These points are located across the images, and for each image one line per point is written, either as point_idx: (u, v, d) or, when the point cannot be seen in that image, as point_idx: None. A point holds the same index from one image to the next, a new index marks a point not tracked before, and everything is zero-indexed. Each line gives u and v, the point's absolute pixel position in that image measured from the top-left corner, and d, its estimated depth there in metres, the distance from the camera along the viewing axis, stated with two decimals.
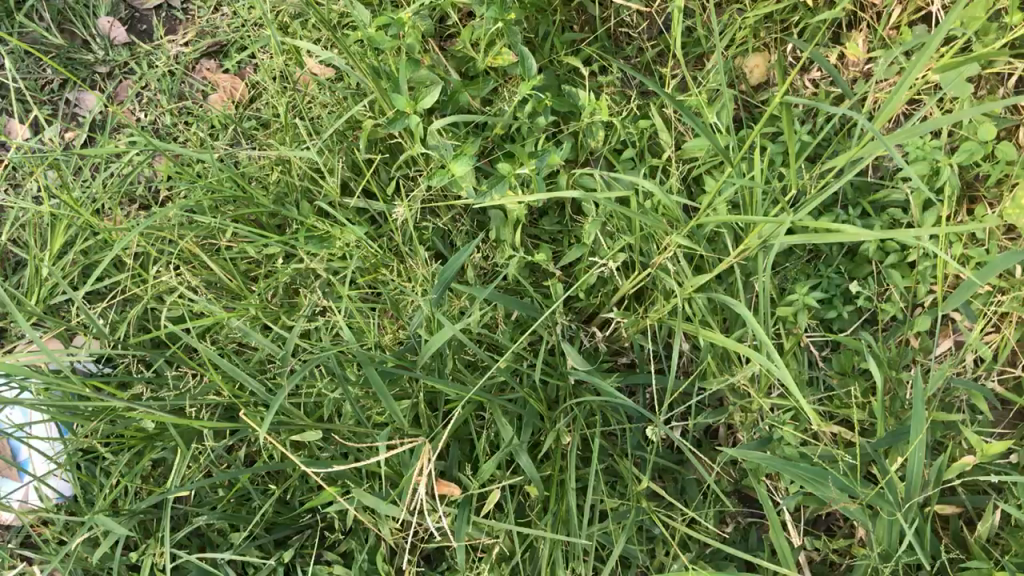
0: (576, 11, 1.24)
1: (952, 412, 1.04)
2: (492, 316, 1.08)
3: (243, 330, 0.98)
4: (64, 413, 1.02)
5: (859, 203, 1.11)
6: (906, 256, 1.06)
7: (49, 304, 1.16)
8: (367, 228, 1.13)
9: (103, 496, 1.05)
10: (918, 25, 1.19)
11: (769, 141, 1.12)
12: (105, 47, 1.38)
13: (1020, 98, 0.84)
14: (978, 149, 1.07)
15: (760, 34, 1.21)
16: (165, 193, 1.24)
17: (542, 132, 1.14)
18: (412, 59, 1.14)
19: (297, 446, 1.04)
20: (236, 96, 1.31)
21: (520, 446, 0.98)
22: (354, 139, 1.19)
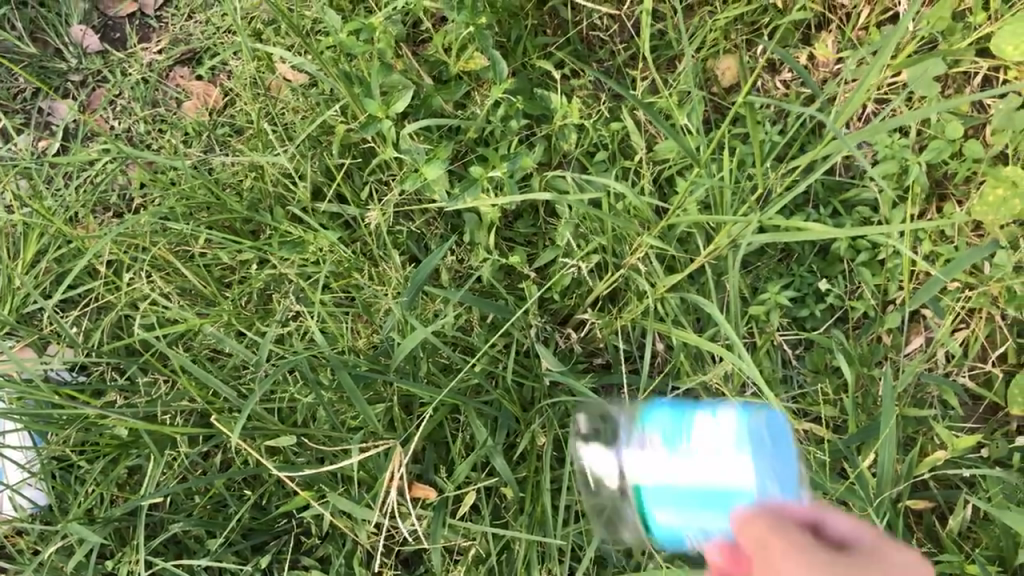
0: (548, 15, 1.24)
1: (924, 408, 1.05)
2: (468, 319, 1.07)
3: (216, 335, 1.01)
4: (38, 421, 1.03)
5: (830, 202, 1.12)
6: (877, 254, 1.07)
7: (22, 313, 1.16)
8: (341, 233, 1.13)
9: (77, 504, 1.05)
10: (886, 25, 1.20)
11: (739, 142, 1.13)
12: (78, 55, 1.37)
13: (984, 93, 0.90)
14: (946, 147, 1.08)
15: (731, 36, 1.22)
16: (138, 200, 1.23)
17: (514, 135, 1.14)
18: (384, 64, 1.14)
19: (273, 452, 1.03)
20: (210, 103, 1.30)
21: (495, 448, 0.99)
22: (327, 144, 1.19)
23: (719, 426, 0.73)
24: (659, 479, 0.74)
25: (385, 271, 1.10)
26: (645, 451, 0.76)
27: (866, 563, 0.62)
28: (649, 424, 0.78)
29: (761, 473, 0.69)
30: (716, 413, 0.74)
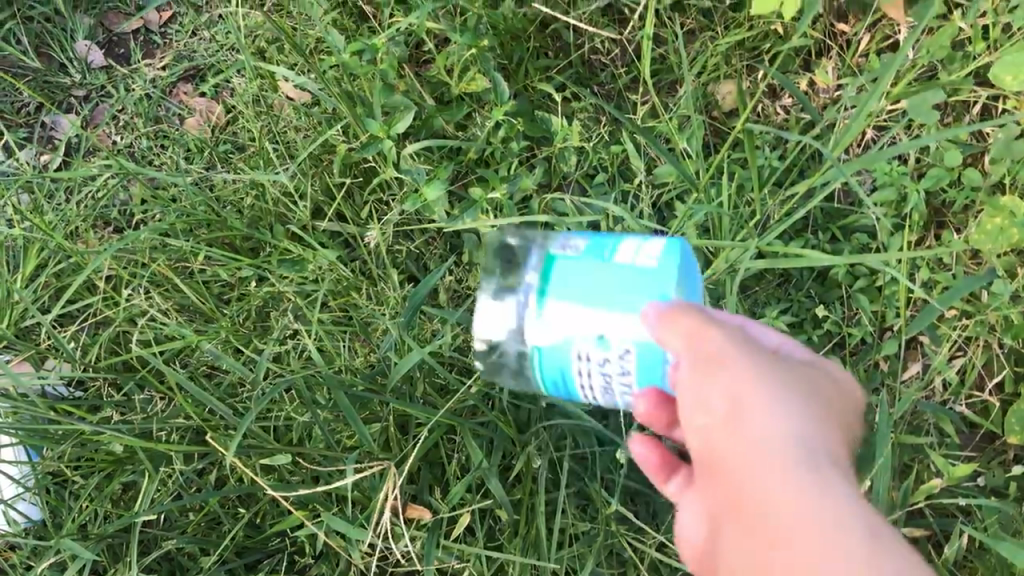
0: (550, 37, 1.25)
1: (920, 435, 1.05)
2: (464, 339, 1.07)
3: (213, 352, 1.02)
4: (33, 436, 1.04)
5: (829, 228, 1.12)
6: (875, 280, 1.08)
7: (20, 327, 1.16)
8: (340, 251, 1.13)
9: (71, 520, 1.05)
10: (887, 53, 1.21)
11: (739, 166, 1.13)
12: (82, 70, 1.38)
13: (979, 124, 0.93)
14: (944, 175, 1.08)
15: (732, 61, 1.22)
16: (139, 216, 1.24)
17: (515, 157, 1.15)
18: (386, 85, 1.15)
19: (267, 470, 1.03)
20: (213, 119, 1.31)
21: (490, 470, 0.99)
22: (328, 163, 1.19)
23: (642, 246, 0.81)
24: (576, 275, 0.81)
25: (383, 290, 1.10)
26: (567, 253, 0.83)
27: (789, 361, 0.71)
28: (570, 239, 0.85)
29: (670, 278, 0.79)
30: (642, 238, 0.82)
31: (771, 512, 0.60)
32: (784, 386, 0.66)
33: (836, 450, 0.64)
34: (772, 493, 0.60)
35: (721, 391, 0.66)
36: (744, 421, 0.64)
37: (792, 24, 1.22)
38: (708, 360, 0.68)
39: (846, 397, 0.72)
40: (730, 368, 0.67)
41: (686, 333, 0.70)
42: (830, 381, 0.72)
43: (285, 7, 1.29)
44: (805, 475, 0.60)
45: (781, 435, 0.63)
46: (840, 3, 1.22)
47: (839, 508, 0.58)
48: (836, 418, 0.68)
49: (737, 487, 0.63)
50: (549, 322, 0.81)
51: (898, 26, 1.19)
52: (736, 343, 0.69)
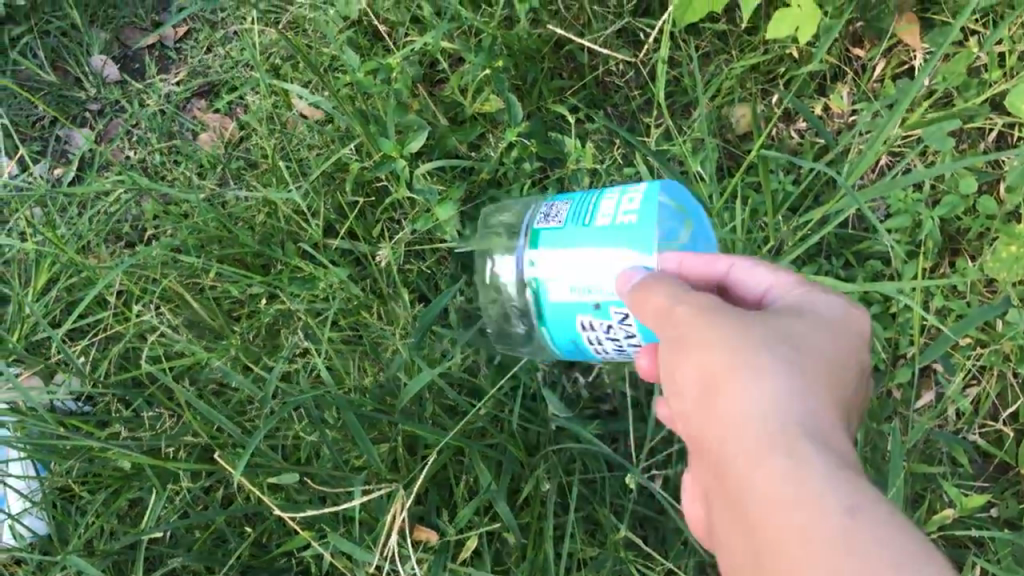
0: (564, 58, 1.25)
1: (933, 464, 1.04)
2: (474, 360, 1.07)
3: (223, 369, 1.01)
4: (42, 451, 1.04)
5: (842, 253, 1.12)
6: (888, 307, 1.07)
7: (31, 341, 1.16)
8: (351, 270, 1.13)
9: (77, 536, 1.04)
10: (902, 79, 1.21)
11: (752, 191, 1.13)
12: (98, 85, 1.39)
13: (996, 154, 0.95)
14: (959, 202, 1.08)
15: (747, 84, 1.22)
16: (151, 231, 1.24)
17: (528, 177, 1.16)
18: (400, 105, 1.15)
19: (275, 489, 1.03)
20: (226, 135, 1.31)
21: (498, 492, 0.98)
22: (340, 181, 1.19)
23: (619, 204, 0.86)
24: (565, 243, 0.87)
25: (394, 310, 1.10)
26: (552, 223, 0.89)
27: (765, 314, 0.66)
28: (555, 204, 0.91)
29: (644, 231, 0.83)
30: (620, 193, 0.87)
31: (751, 502, 0.57)
32: (755, 346, 0.62)
33: (816, 412, 0.60)
34: (752, 485, 0.57)
35: (694, 372, 0.64)
36: (721, 404, 0.61)
37: (807, 48, 1.21)
38: (678, 341, 0.65)
39: (840, 331, 0.68)
40: (697, 345, 0.64)
41: (659, 314, 0.69)
42: (818, 322, 0.68)
43: (301, 25, 1.29)
44: (781, 459, 0.57)
45: (754, 415, 0.59)
46: (855, 28, 1.22)
47: (810, 494, 0.55)
48: (824, 368, 0.63)
49: (723, 473, 0.60)
50: (554, 292, 0.87)
51: (913, 52, 1.19)
52: (702, 310, 0.66)
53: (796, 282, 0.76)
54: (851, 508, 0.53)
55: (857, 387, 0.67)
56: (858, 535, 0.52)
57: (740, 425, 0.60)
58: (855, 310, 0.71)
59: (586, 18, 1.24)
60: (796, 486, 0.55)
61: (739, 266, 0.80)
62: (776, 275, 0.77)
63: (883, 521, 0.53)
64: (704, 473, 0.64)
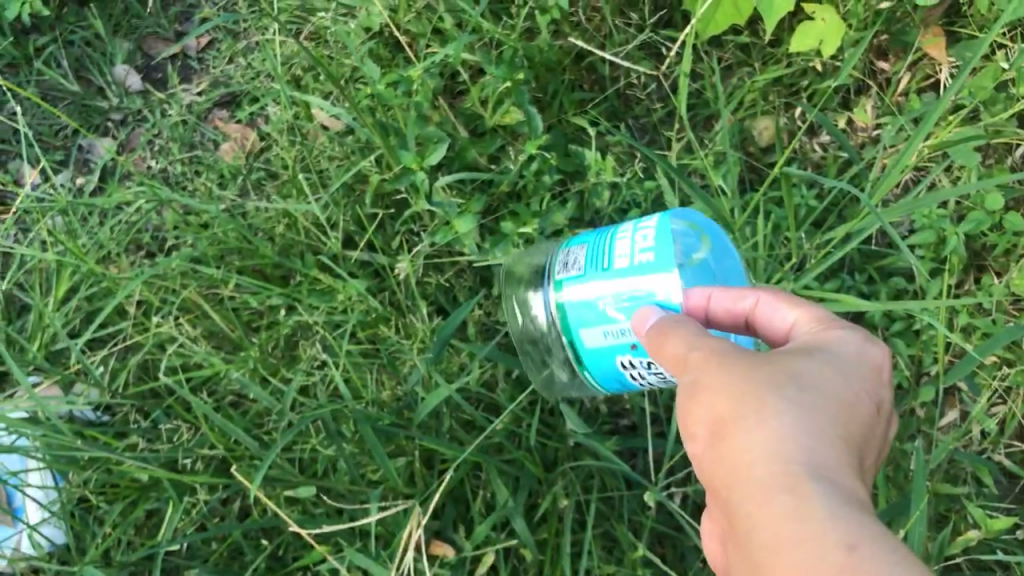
0: (586, 70, 1.24)
1: (958, 485, 1.02)
2: (493, 375, 1.06)
3: (241, 381, 1.01)
4: (60, 461, 1.04)
5: (866, 269, 1.10)
6: (912, 324, 1.06)
7: (51, 350, 1.16)
8: (370, 282, 1.13)
9: (94, 546, 1.04)
10: (927, 93, 1.19)
11: (774, 205, 1.12)
12: (120, 95, 1.39)
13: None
14: (985, 218, 1.06)
15: (769, 97, 1.21)
16: (171, 242, 1.24)
17: (547, 191, 1.14)
18: (421, 116, 1.15)
19: (291, 502, 1.03)
20: (247, 146, 1.31)
21: (515, 508, 0.98)
22: (360, 193, 1.19)
23: (635, 241, 0.83)
24: (586, 290, 0.84)
25: (412, 323, 1.10)
26: (570, 270, 0.86)
27: (775, 355, 0.65)
28: (571, 251, 0.88)
29: (664, 267, 0.80)
30: (634, 230, 0.83)
31: (759, 546, 0.56)
32: (763, 387, 0.61)
33: (824, 452, 0.59)
34: (758, 530, 0.56)
35: (704, 414, 0.62)
36: (728, 448, 0.60)
37: (831, 61, 1.20)
38: (688, 385, 0.64)
39: (852, 369, 0.66)
40: (705, 390, 0.63)
41: (671, 358, 0.68)
42: (830, 361, 0.66)
43: (322, 36, 1.29)
44: (783, 502, 0.56)
45: (761, 459, 0.58)
46: (880, 41, 1.21)
47: (812, 538, 0.54)
48: (834, 408, 0.62)
49: (733, 520, 0.59)
50: (587, 337, 0.84)
51: (939, 66, 1.18)
52: (710, 353, 0.64)
53: (819, 321, 0.74)
54: (853, 548, 0.52)
55: (873, 425, 0.65)
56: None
57: (747, 470, 0.59)
58: (871, 346, 0.69)
59: (608, 30, 1.24)
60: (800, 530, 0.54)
61: (765, 301, 0.77)
62: (803, 310, 0.75)
63: (887, 559, 0.52)
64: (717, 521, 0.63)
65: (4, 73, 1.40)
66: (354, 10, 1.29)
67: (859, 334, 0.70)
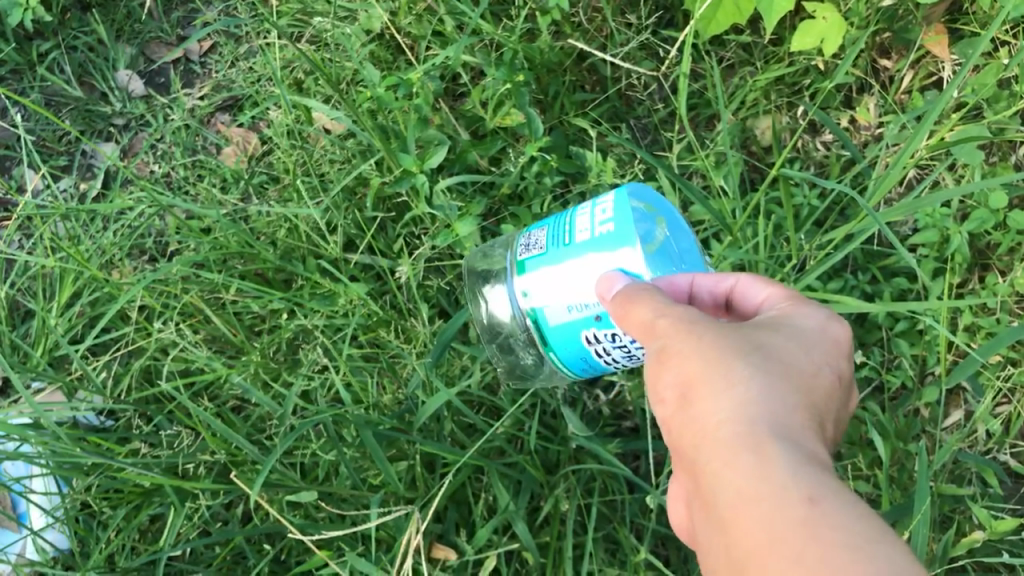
0: (587, 71, 1.24)
1: (962, 485, 1.02)
2: (494, 377, 1.07)
3: (243, 386, 1.02)
4: (64, 467, 1.05)
5: (869, 268, 1.10)
6: (916, 324, 1.05)
7: (54, 357, 1.16)
8: (371, 285, 1.13)
9: (97, 552, 1.05)
10: (930, 91, 1.19)
11: (776, 205, 1.12)
12: (123, 99, 1.39)
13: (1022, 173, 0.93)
14: (989, 217, 1.05)
15: (771, 96, 1.21)
16: (174, 246, 1.24)
17: (548, 193, 1.14)
18: (422, 119, 1.15)
19: (294, 506, 1.03)
20: (249, 150, 1.31)
21: (516, 511, 0.98)
22: (362, 197, 1.19)
23: (593, 216, 0.82)
24: (549, 269, 0.84)
25: (413, 327, 1.10)
26: (533, 249, 0.86)
27: (742, 326, 0.65)
28: (533, 232, 0.88)
29: (622, 243, 0.79)
30: (592, 207, 0.83)
31: (723, 508, 0.55)
32: (731, 354, 0.60)
33: (790, 417, 0.58)
34: (721, 490, 0.56)
35: (673, 382, 0.62)
36: (695, 413, 0.60)
37: (832, 60, 1.20)
38: (659, 353, 0.64)
39: (818, 345, 0.66)
40: (675, 357, 0.62)
41: (641, 326, 0.67)
42: (798, 337, 0.66)
43: (323, 39, 1.29)
44: (748, 462, 0.55)
45: (727, 422, 0.58)
46: (882, 39, 1.20)
47: (774, 494, 0.53)
48: (800, 377, 0.61)
49: (700, 483, 0.59)
50: (552, 314, 0.84)
51: (941, 64, 1.18)
52: (679, 322, 0.64)
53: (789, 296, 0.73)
54: (814, 501, 0.52)
55: (837, 397, 0.64)
56: (820, 531, 0.50)
57: (712, 433, 0.58)
58: (835, 321, 0.69)
59: (609, 31, 1.23)
60: (762, 487, 0.53)
61: (743, 281, 0.78)
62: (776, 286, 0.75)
63: (846, 513, 0.51)
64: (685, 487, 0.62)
65: (7, 79, 1.41)
66: (354, 13, 1.29)
67: (829, 314, 0.70)
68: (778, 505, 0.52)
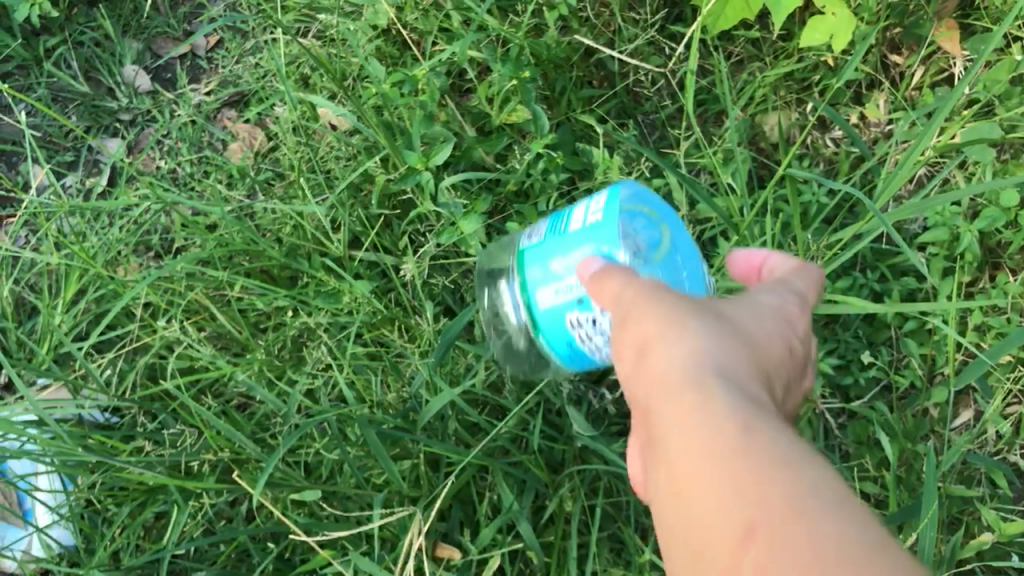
0: (594, 67, 1.23)
1: (971, 486, 1.01)
2: (498, 376, 1.06)
3: (247, 384, 1.02)
4: (68, 465, 1.04)
5: (878, 267, 1.09)
6: (925, 324, 1.04)
7: (59, 353, 1.16)
8: (376, 283, 1.13)
9: (102, 549, 1.05)
10: (941, 87, 1.17)
11: (784, 203, 1.11)
12: (129, 95, 1.39)
13: None
14: (1000, 215, 1.04)
15: (780, 92, 1.19)
16: (179, 243, 1.24)
17: (555, 190, 1.13)
18: (427, 116, 1.14)
19: (298, 504, 1.03)
20: (255, 146, 1.31)
21: (520, 511, 0.97)
22: (367, 193, 1.18)
23: (588, 210, 0.84)
24: (542, 254, 0.86)
25: (418, 326, 1.09)
26: (534, 237, 0.89)
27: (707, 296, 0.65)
28: (536, 225, 0.91)
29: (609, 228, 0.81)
30: (588, 199, 0.85)
31: (669, 453, 0.55)
32: (689, 312, 0.61)
33: (741, 368, 0.58)
34: (669, 436, 0.55)
35: (632, 341, 0.62)
36: (650, 366, 0.60)
37: (842, 56, 1.19)
38: (621, 318, 0.64)
39: (777, 318, 0.65)
40: (637, 321, 0.62)
41: (609, 296, 0.68)
42: (760, 308, 0.66)
43: (329, 34, 1.28)
44: (694, 407, 0.55)
45: (678, 370, 0.57)
46: (893, 34, 1.19)
47: (718, 439, 0.53)
48: (757, 342, 0.61)
49: (650, 431, 0.58)
50: (542, 298, 0.85)
51: (953, 59, 1.16)
52: (644, 288, 0.64)
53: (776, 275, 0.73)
54: (752, 446, 0.52)
55: (796, 369, 0.64)
56: (761, 483, 0.50)
57: (664, 380, 0.58)
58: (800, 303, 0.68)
59: (616, 26, 1.22)
60: (706, 431, 0.53)
61: (774, 255, 0.79)
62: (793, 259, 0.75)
63: (785, 461, 0.51)
64: (638, 446, 0.62)
65: (14, 75, 1.41)
66: (360, 8, 1.28)
67: (797, 299, 0.69)
68: (719, 449, 0.52)
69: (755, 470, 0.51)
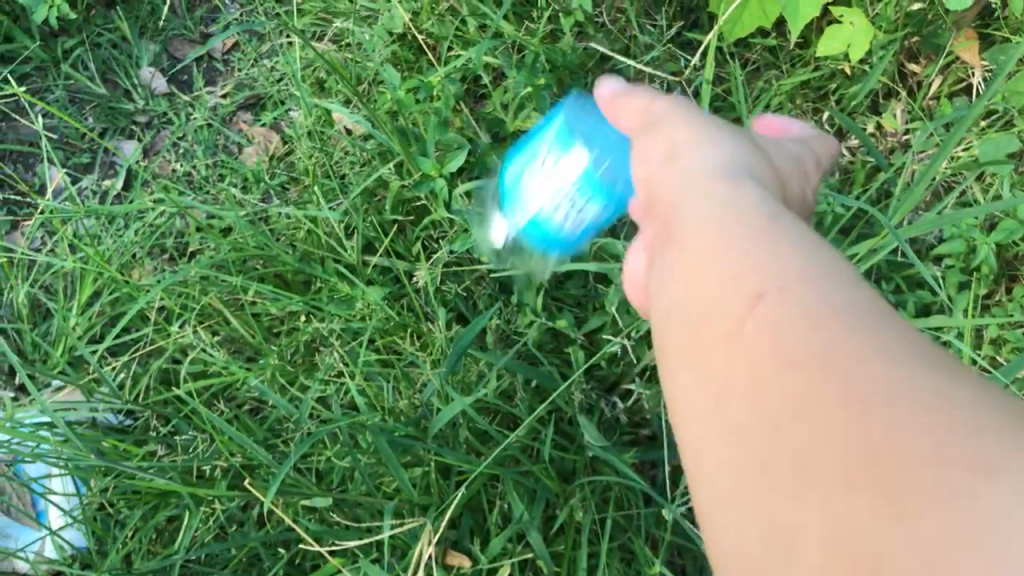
0: (610, 73, 1.22)
1: None
2: (511, 384, 1.07)
3: (260, 390, 1.02)
4: (81, 468, 1.05)
5: (893, 278, 1.08)
6: (940, 337, 1.04)
7: (74, 356, 1.17)
8: (389, 289, 1.13)
9: (114, 551, 1.05)
10: (959, 97, 1.17)
11: (798, 212, 1.10)
12: (146, 97, 1.39)
13: None
14: (1017, 228, 1.03)
15: (797, 100, 1.19)
16: (194, 247, 1.24)
17: None
18: (442, 123, 1.14)
19: (309, 510, 1.03)
20: (271, 149, 1.31)
21: (530, 520, 0.97)
22: (381, 199, 1.18)
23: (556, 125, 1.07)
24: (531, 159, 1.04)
25: (430, 333, 1.09)
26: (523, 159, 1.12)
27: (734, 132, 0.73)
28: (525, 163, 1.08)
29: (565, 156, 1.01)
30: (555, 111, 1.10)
31: (683, 216, 0.60)
32: (723, 129, 0.68)
33: (760, 169, 0.64)
34: (688, 202, 0.61)
35: (666, 143, 0.69)
36: (679, 160, 0.66)
37: (859, 65, 1.18)
38: (658, 129, 0.72)
39: (795, 165, 0.72)
40: (674, 129, 0.70)
41: (647, 123, 0.75)
42: (781, 152, 0.73)
43: (345, 39, 1.28)
44: (716, 183, 0.61)
45: (704, 158, 0.64)
46: (910, 43, 1.18)
47: (736, 198, 0.58)
48: (776, 166, 0.68)
49: (665, 212, 0.64)
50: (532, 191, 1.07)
51: (971, 69, 1.16)
52: (683, 115, 0.72)
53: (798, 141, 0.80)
54: (767, 206, 0.57)
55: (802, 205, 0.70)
56: (766, 225, 0.54)
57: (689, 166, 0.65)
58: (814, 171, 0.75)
59: (633, 32, 1.22)
60: (721, 195, 0.59)
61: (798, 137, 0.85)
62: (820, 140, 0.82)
63: (792, 221, 0.56)
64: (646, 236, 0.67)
65: (32, 77, 1.41)
66: (377, 13, 1.28)
67: (810, 155, 0.76)
68: (734, 205, 0.58)
69: (765, 218, 0.56)
